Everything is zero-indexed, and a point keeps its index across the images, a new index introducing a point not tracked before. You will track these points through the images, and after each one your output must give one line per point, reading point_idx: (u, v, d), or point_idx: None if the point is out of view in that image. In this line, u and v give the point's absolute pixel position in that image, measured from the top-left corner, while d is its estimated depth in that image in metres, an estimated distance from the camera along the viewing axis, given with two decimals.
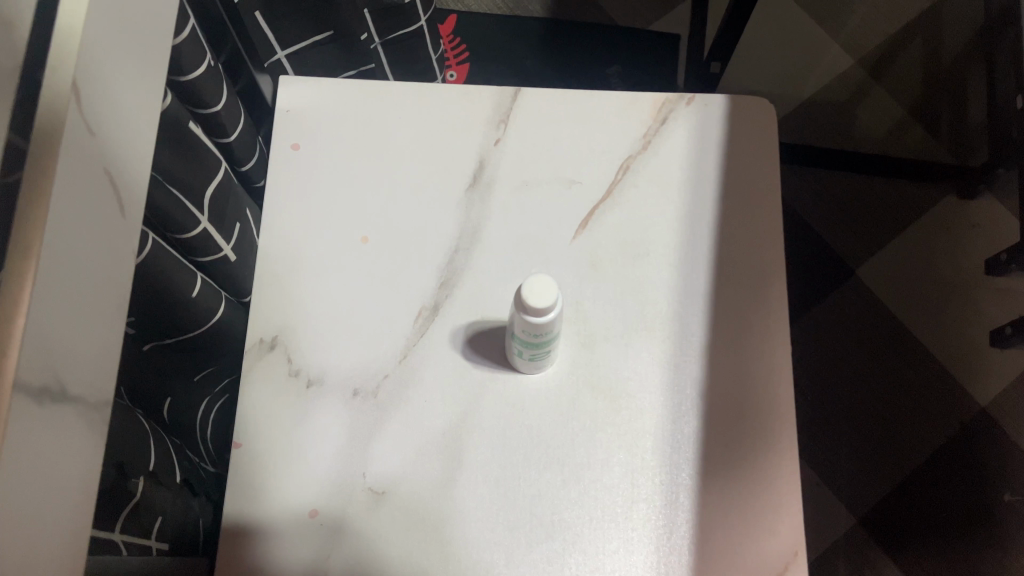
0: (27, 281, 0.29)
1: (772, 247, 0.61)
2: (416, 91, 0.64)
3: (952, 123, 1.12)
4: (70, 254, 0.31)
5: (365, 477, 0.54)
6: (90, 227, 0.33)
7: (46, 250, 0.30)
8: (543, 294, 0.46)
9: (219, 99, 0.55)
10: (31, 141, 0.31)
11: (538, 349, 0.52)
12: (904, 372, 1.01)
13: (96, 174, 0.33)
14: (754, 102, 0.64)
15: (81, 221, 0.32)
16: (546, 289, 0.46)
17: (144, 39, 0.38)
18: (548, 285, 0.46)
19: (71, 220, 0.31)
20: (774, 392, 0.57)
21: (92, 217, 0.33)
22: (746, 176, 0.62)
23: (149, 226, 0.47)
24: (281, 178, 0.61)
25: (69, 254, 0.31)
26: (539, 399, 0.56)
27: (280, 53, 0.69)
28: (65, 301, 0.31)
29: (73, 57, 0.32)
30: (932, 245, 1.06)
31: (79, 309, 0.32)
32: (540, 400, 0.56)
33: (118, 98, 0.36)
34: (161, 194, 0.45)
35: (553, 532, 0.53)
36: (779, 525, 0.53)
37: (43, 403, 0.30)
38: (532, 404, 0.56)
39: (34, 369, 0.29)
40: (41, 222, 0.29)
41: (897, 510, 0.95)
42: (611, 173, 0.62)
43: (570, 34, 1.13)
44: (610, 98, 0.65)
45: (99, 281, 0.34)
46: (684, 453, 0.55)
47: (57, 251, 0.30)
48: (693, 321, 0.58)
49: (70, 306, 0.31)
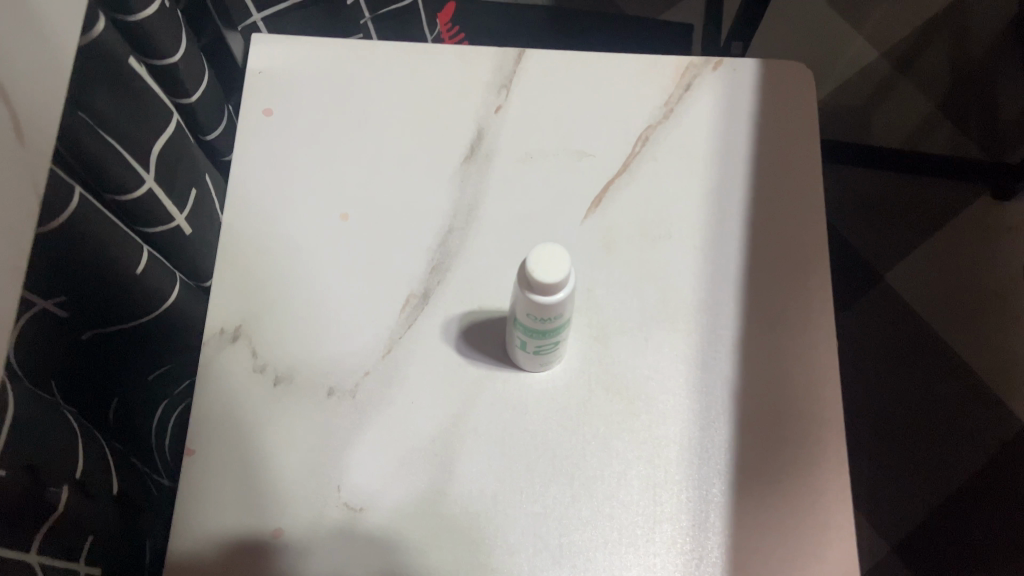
0: None
1: (813, 229, 0.53)
2: (406, 53, 0.57)
3: (981, 119, 1.05)
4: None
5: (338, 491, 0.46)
6: None
7: None
8: (552, 267, 0.38)
9: (177, 49, 0.47)
10: None
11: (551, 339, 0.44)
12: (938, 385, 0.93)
13: None
14: (789, 67, 0.56)
15: None
16: (556, 259, 0.38)
17: None
18: (559, 256, 0.38)
19: None
20: (817, 394, 0.48)
21: None
22: (780, 148, 0.54)
23: (78, 181, 0.39)
24: (251, 146, 0.54)
25: None
26: (545, 401, 0.48)
27: (256, 16, 0.61)
28: None
29: None
30: (964, 249, 0.99)
31: None
32: (547, 402, 0.48)
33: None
34: (92, 140, 0.38)
35: (561, 557, 0.44)
36: (827, 551, 0.45)
37: None
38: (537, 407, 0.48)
39: None
40: None
41: (934, 535, 0.86)
42: (627, 145, 0.54)
43: (576, 22, 1.06)
44: (626, 63, 0.57)
45: None
46: (714, 465, 0.47)
47: None
48: (723, 311, 0.50)
49: None
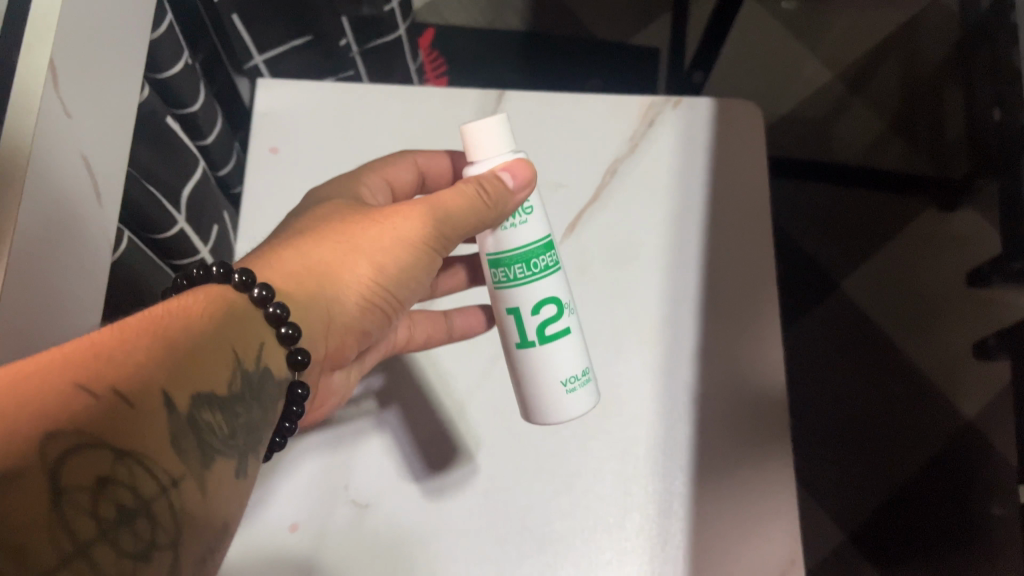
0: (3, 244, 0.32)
1: (763, 250, 0.59)
2: (398, 94, 0.63)
3: (930, 135, 1.11)
4: (14, 279, 0.32)
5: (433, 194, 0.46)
6: (68, 204, 0.37)
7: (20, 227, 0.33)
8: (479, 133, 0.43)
9: (196, 99, 0.53)
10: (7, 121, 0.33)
11: (525, 332, 0.43)
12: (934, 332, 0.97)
13: (74, 156, 0.37)
14: (741, 105, 0.63)
15: (59, 193, 0.36)
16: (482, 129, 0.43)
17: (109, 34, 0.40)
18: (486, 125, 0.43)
19: (48, 191, 0.35)
20: (767, 398, 0.55)
21: (71, 197, 0.37)
22: (733, 180, 0.61)
23: (125, 225, 0.46)
24: (260, 181, 0.60)
25: (47, 227, 0.35)
26: (540, 392, 0.44)
27: (258, 58, 0.69)
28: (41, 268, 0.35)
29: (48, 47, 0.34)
30: (914, 256, 1.06)
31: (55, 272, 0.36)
32: (546, 391, 0.44)
33: (93, 88, 0.38)
34: (137, 190, 0.44)
35: (544, 543, 0.51)
36: (775, 531, 0.52)
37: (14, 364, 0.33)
38: (535, 385, 0.44)
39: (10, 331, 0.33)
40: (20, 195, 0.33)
41: (885, 524, 0.94)
42: (597, 178, 0.61)
43: (550, 47, 1.13)
44: (596, 101, 0.63)
45: (75, 255, 0.38)
46: (676, 462, 0.53)
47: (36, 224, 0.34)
48: (685, 324, 0.57)
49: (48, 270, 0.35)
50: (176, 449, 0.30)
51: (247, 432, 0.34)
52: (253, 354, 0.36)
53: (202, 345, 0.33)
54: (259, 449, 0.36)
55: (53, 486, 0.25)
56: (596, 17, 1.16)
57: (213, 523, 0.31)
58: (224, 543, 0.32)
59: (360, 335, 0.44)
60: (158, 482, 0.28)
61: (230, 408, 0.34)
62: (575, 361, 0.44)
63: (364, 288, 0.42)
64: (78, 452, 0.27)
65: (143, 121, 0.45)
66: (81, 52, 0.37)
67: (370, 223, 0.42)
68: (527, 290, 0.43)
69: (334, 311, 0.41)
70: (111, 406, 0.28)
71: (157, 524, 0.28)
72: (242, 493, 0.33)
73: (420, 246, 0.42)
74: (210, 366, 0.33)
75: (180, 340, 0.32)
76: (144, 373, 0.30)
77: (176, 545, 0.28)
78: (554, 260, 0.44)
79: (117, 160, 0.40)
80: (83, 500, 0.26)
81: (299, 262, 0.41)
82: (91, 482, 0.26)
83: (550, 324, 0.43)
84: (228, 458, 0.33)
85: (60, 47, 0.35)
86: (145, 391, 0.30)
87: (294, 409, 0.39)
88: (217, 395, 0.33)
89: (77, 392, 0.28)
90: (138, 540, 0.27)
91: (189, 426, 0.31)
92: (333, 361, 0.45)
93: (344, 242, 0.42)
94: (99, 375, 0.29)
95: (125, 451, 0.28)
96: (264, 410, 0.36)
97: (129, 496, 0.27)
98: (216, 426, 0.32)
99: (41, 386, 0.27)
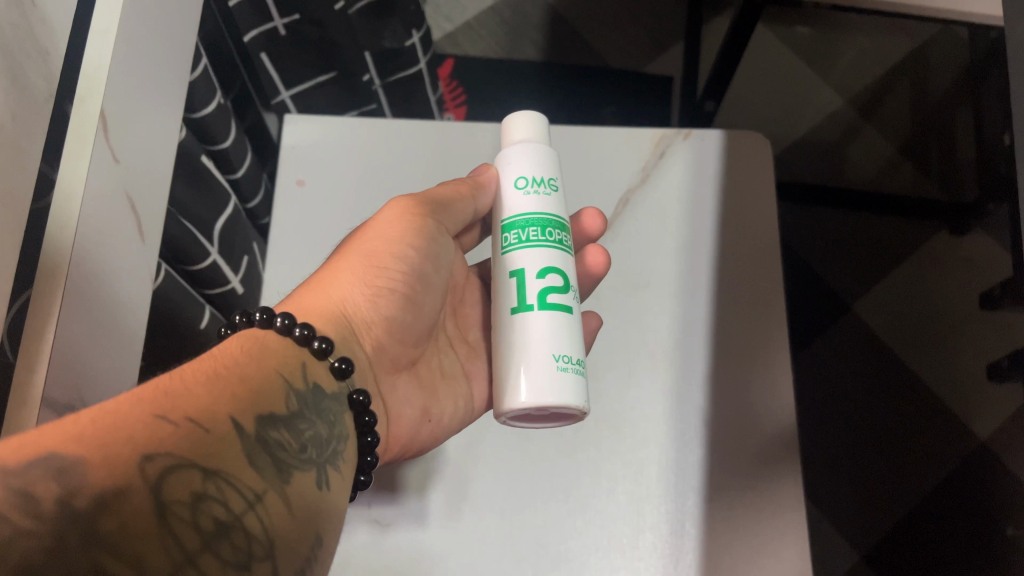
0: (60, 280, 0.36)
1: (771, 277, 0.61)
2: (417, 129, 0.65)
3: (941, 160, 1.13)
4: (72, 305, 0.37)
5: (450, 219, 0.48)
6: (118, 242, 0.41)
7: (73, 262, 0.37)
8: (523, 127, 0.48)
9: (227, 136, 0.56)
10: (64, 169, 0.38)
11: (526, 295, 0.43)
12: (946, 366, 1.02)
13: (119, 196, 0.41)
14: (749, 137, 0.65)
15: (108, 233, 0.40)
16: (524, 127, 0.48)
17: (152, 86, 0.44)
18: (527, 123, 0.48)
19: (97, 230, 0.39)
20: (777, 420, 0.57)
21: (120, 237, 0.41)
22: (742, 209, 0.63)
23: (163, 257, 0.51)
24: (286, 212, 0.63)
25: (97, 266, 0.39)
26: (530, 364, 0.41)
27: (285, 93, 0.73)
28: (91, 300, 0.39)
29: (97, 102, 0.39)
30: (924, 280, 1.07)
31: (105, 305, 0.41)
32: (536, 366, 0.41)
33: (138, 137, 0.43)
34: (173, 226, 0.50)
35: (559, 562, 0.53)
36: (783, 550, 0.54)
37: (69, 398, 0.37)
38: (513, 365, 0.42)
39: (64, 359, 0.37)
40: (73, 234, 0.37)
41: (903, 543, 0.95)
42: (611, 207, 0.63)
43: (566, 76, 1.16)
44: (609, 134, 0.65)
45: (125, 291, 0.43)
46: (688, 483, 0.55)
47: (86, 260, 0.38)
48: (696, 348, 0.58)
49: (99, 302, 0.40)
50: (254, 467, 0.32)
51: (318, 445, 0.36)
52: (300, 375, 0.38)
53: (257, 378, 0.35)
54: (338, 459, 0.37)
55: (155, 501, 0.28)
56: (609, 46, 1.19)
57: (305, 533, 0.32)
58: (322, 550, 0.33)
59: (390, 327, 0.45)
60: (244, 497, 0.30)
61: (295, 426, 0.35)
62: (570, 342, 0.42)
63: (366, 283, 0.44)
64: (173, 472, 0.29)
65: (183, 163, 0.50)
66: (126, 100, 0.41)
67: (348, 246, 0.45)
68: (523, 254, 0.43)
69: (346, 311, 0.43)
70: (189, 431, 0.30)
71: (251, 535, 0.30)
72: (329, 502, 0.35)
73: (401, 227, 0.45)
74: (267, 391, 0.35)
75: (235, 372, 0.35)
76: (211, 405, 0.32)
77: (271, 555, 0.30)
78: (512, 239, 0.44)
79: (158, 200, 0.45)
80: (182, 514, 0.28)
81: (297, 293, 0.43)
82: (188, 497, 0.29)
83: (553, 292, 0.43)
84: (306, 471, 0.34)
85: (110, 103, 0.40)
86: (213, 419, 0.32)
87: (366, 419, 0.41)
88: (279, 416, 0.35)
89: (155, 421, 0.30)
90: (236, 551, 0.29)
91: (260, 445, 0.33)
92: (383, 363, 0.46)
93: (336, 260, 0.45)
94: (172, 408, 0.31)
95: (210, 470, 0.30)
96: (330, 423, 0.38)
97: (222, 511, 0.29)
98: (285, 444, 0.34)
99: (122, 420, 0.29)
